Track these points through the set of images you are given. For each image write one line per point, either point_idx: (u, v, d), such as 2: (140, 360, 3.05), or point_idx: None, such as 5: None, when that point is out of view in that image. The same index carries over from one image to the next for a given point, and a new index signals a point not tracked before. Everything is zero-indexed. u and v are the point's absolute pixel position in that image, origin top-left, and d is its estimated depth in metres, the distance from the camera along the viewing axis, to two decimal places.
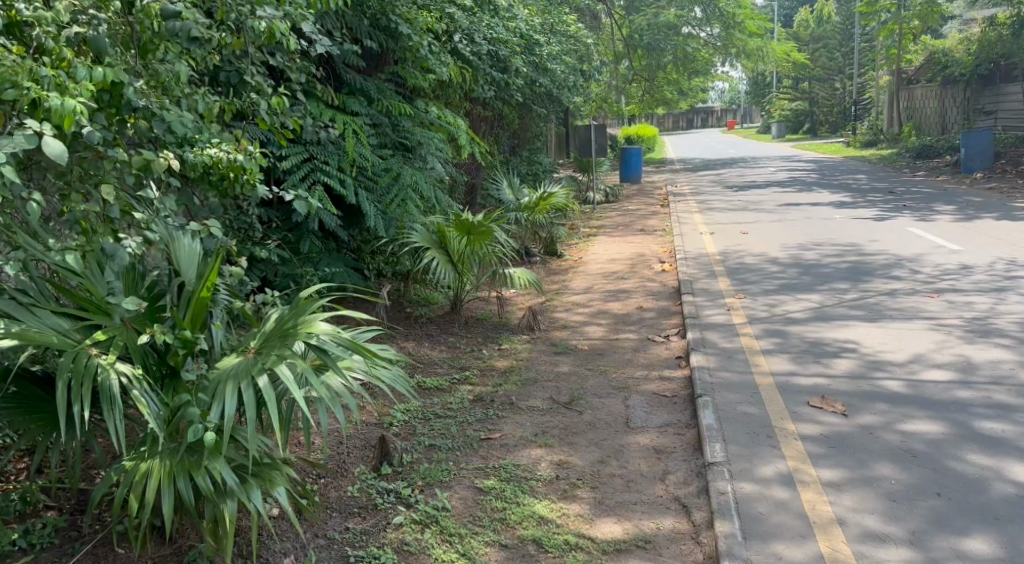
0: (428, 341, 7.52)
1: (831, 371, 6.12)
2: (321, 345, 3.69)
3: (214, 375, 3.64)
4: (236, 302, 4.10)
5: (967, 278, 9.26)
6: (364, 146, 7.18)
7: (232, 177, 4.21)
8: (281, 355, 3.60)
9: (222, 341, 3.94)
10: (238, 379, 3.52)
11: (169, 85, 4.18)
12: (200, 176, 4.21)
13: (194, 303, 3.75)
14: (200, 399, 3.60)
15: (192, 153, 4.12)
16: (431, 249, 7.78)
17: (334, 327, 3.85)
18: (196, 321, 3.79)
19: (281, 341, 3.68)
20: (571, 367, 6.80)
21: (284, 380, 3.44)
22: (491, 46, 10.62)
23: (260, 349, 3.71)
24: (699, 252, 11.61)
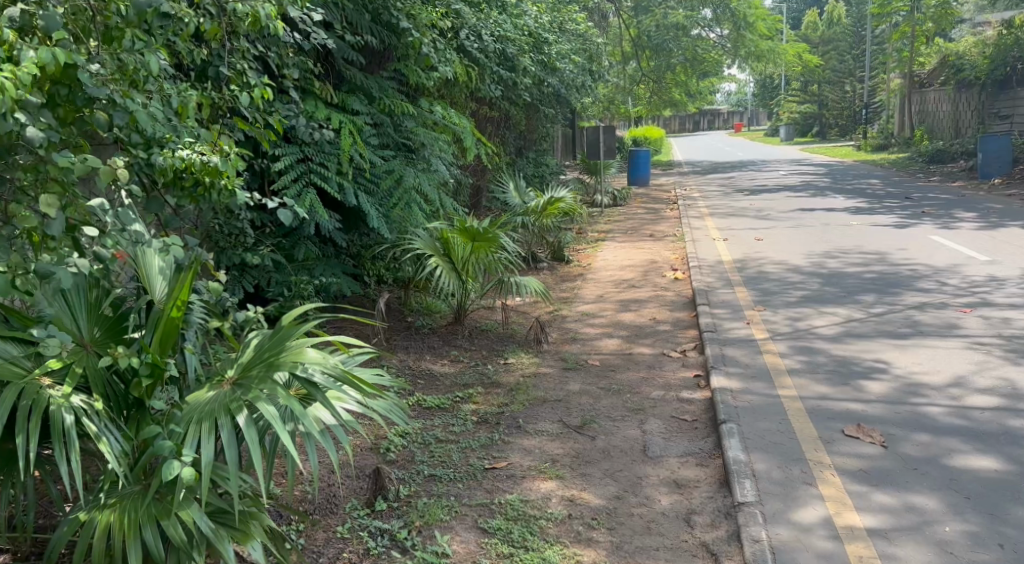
0: (430, 354, 7.08)
1: (866, 395, 5.71)
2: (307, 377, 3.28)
3: (186, 406, 3.24)
4: (212, 321, 3.68)
5: (998, 292, 8.89)
6: (362, 146, 6.72)
7: (207, 182, 3.89)
8: (263, 387, 3.19)
9: (195, 367, 3.53)
10: (213, 416, 3.12)
11: (136, 76, 3.80)
12: (169, 179, 3.89)
13: (163, 324, 3.32)
14: (171, 432, 3.19)
15: (160, 154, 3.75)
16: (435, 257, 7.33)
17: (323, 354, 3.41)
18: (166, 345, 3.34)
19: (263, 370, 3.27)
20: (581, 385, 6.36)
21: (270, 417, 3.06)
22: (499, 44, 10.22)
23: (238, 380, 3.30)
24: (714, 260, 11.17)
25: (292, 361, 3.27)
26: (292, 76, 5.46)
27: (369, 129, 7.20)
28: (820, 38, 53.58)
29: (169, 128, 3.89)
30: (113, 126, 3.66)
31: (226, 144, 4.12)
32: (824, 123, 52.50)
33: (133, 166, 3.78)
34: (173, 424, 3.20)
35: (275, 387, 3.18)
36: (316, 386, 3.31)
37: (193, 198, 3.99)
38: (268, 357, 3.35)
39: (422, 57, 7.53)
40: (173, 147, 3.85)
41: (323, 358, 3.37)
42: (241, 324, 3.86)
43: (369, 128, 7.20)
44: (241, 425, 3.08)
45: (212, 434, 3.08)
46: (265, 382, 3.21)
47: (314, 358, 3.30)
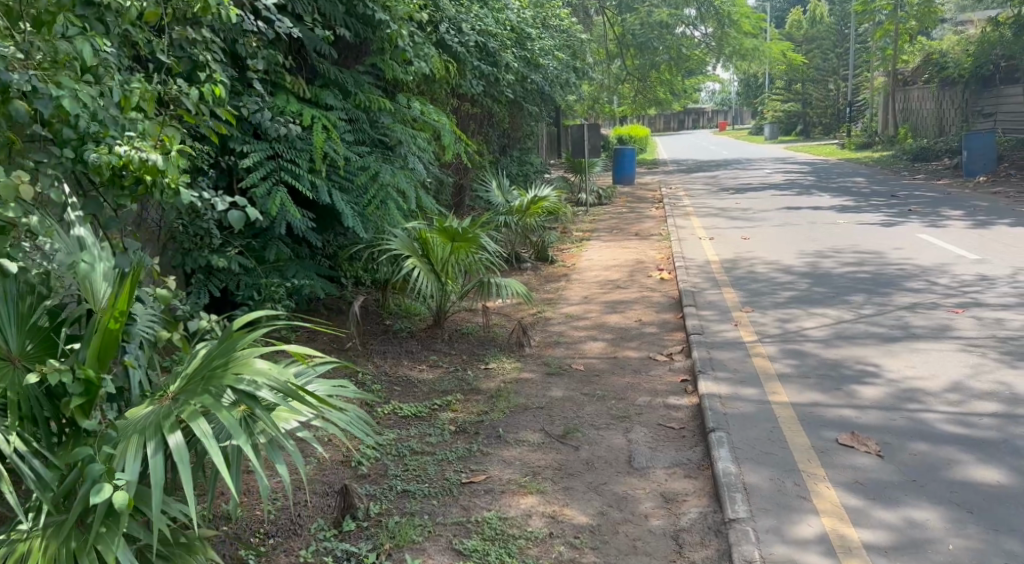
0: (407, 359, 6.82)
1: (859, 402, 5.51)
2: (251, 392, 3.03)
3: (122, 424, 3.05)
4: (161, 332, 3.45)
5: (989, 291, 8.73)
6: (337, 142, 6.46)
7: (149, 181, 3.81)
8: (200, 403, 2.98)
9: (138, 384, 3.31)
10: (144, 433, 2.92)
11: (71, 64, 3.82)
12: (108, 178, 3.79)
13: (100, 336, 3.06)
14: (104, 453, 2.98)
15: (96, 152, 3.66)
16: (413, 258, 7.10)
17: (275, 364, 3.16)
18: (103, 361, 3.10)
19: (201, 384, 3.05)
20: (564, 392, 6.11)
21: (203, 437, 2.84)
22: (480, 39, 9.99)
23: (179, 394, 3.08)
24: (700, 259, 10.97)
25: (232, 374, 3.04)
26: (256, 65, 5.69)
27: (343, 125, 6.94)
28: (804, 36, 53.64)
29: (104, 124, 3.84)
30: (36, 117, 3.64)
31: (169, 139, 4.12)
32: (808, 122, 52.57)
33: (65, 162, 3.72)
34: (105, 445, 3.00)
35: (212, 403, 2.97)
36: (259, 401, 3.08)
37: (134, 200, 3.90)
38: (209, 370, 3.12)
39: (399, 52, 7.33)
40: (109, 141, 3.78)
41: (270, 371, 3.11)
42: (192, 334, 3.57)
43: (344, 125, 6.94)
44: (172, 447, 2.86)
45: (142, 453, 2.88)
46: (201, 397, 3.00)
47: (260, 370, 3.06)
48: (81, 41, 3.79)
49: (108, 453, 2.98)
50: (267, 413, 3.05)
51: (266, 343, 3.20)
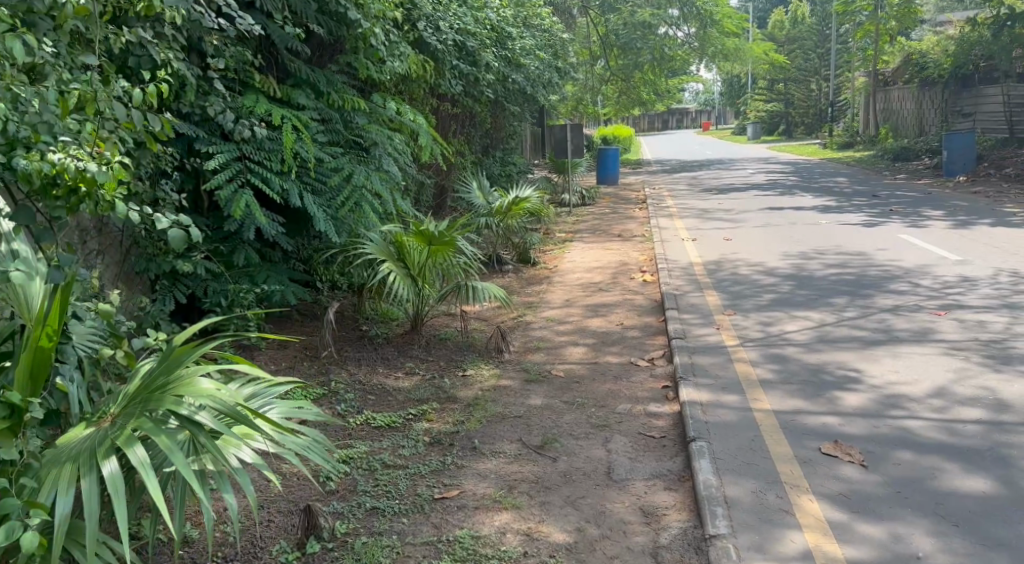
0: (382, 366, 6.67)
1: (843, 408, 5.40)
2: (190, 417, 3.11)
3: (54, 452, 3.08)
4: (96, 352, 3.60)
5: (972, 293, 8.66)
6: (307, 142, 6.29)
7: (83, 193, 3.81)
8: (137, 429, 3.06)
9: (76, 405, 3.40)
10: (77, 461, 2.97)
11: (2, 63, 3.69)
12: (40, 188, 3.72)
13: (31, 357, 3.16)
14: (32, 482, 3.00)
15: (26, 160, 3.64)
16: (388, 262, 6.95)
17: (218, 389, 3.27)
18: (33, 381, 3.19)
19: (142, 406, 3.16)
20: (542, 399, 5.98)
21: (138, 466, 2.90)
22: (459, 37, 9.85)
23: (117, 417, 3.17)
24: (683, 261, 10.85)
25: (173, 398, 3.14)
26: (218, 64, 5.67)
27: (315, 125, 6.79)
28: (786, 36, 53.74)
29: (38, 129, 3.78)
30: None
31: (107, 153, 4.09)
32: (791, 121, 52.68)
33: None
34: (34, 474, 3.02)
35: (149, 428, 3.04)
36: (200, 425, 3.14)
37: (69, 211, 3.84)
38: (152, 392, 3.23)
39: (372, 51, 7.21)
40: (42, 149, 3.75)
41: (214, 393, 3.22)
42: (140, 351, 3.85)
43: (316, 124, 6.79)
44: (106, 475, 2.91)
45: (73, 483, 2.91)
46: (138, 421, 3.07)
47: (202, 392, 3.18)
48: (9, 36, 3.62)
49: (30, 486, 2.96)
50: (208, 437, 3.12)
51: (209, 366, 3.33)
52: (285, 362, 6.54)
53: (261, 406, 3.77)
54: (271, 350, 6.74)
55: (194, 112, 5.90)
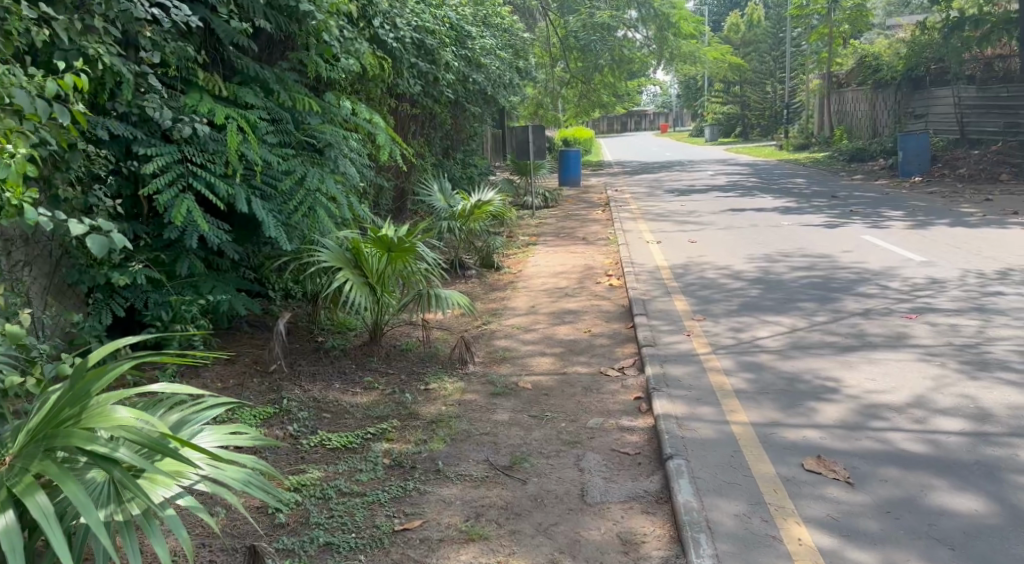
0: (338, 381, 6.33)
1: (823, 420, 5.17)
2: (103, 453, 3.02)
3: None
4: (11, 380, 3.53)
5: (941, 295, 8.53)
6: (253, 143, 5.97)
7: None
8: (40, 472, 2.98)
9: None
10: None
11: None
12: None
13: None
14: None
15: None
16: (344, 270, 6.61)
17: (139, 415, 3.19)
18: None
19: (48, 443, 3.08)
20: (510, 415, 5.69)
21: (40, 515, 2.84)
22: (417, 35, 9.56)
23: (23, 453, 3.11)
24: (649, 265, 10.63)
25: (83, 434, 3.04)
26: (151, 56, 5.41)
27: (264, 126, 6.46)
28: (741, 39, 54.10)
29: None
30: None
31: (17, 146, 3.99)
32: (747, 123, 53.03)
33: None
34: None
35: (53, 473, 2.95)
36: (116, 460, 3.05)
37: None
38: (59, 426, 3.15)
39: (325, 47, 7.00)
40: None
41: (130, 425, 3.13)
42: (50, 378, 3.83)
43: (265, 125, 6.46)
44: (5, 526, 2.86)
45: None
46: (43, 466, 2.99)
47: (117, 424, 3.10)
48: None
49: None
50: (126, 474, 3.04)
51: (128, 391, 3.23)
52: (232, 380, 6.17)
53: (193, 432, 3.65)
54: (218, 367, 6.36)
55: (130, 111, 5.56)
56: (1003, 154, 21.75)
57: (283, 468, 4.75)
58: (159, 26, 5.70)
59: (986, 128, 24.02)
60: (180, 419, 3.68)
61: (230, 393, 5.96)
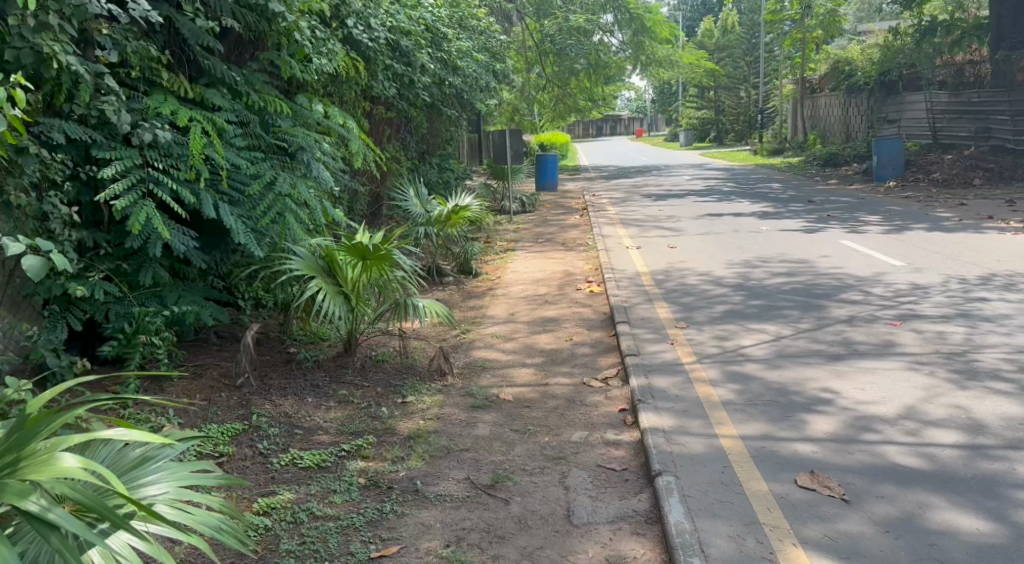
0: (311, 395, 6.14)
1: (815, 433, 5.00)
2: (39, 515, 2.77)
3: None
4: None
5: (925, 301, 8.42)
6: (218, 147, 5.84)
7: None
8: None
9: None
10: None
11: None
12: None
13: None
14: None
15: None
16: (317, 278, 6.40)
17: (88, 466, 2.92)
18: None
19: None
20: (490, 429, 5.54)
21: None
22: (391, 36, 9.39)
23: None
24: (629, 271, 10.48)
25: (19, 489, 2.79)
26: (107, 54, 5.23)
27: (232, 129, 6.32)
28: (715, 45, 54.31)
29: None
30: None
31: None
32: (722, 128, 53.20)
33: None
34: None
35: None
36: (56, 525, 2.77)
37: None
38: None
39: (295, 46, 7.05)
40: None
41: (74, 481, 2.87)
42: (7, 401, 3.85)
43: (232, 128, 6.33)
44: None
45: None
46: None
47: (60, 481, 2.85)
48: None
49: None
50: (66, 541, 2.76)
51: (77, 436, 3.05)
52: (198, 395, 5.95)
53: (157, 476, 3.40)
54: (183, 381, 6.11)
55: (88, 113, 5.39)
56: (976, 158, 21.83)
57: (253, 488, 4.56)
58: (117, 26, 5.65)
59: (958, 133, 24.08)
60: (141, 455, 3.53)
61: (196, 408, 5.75)
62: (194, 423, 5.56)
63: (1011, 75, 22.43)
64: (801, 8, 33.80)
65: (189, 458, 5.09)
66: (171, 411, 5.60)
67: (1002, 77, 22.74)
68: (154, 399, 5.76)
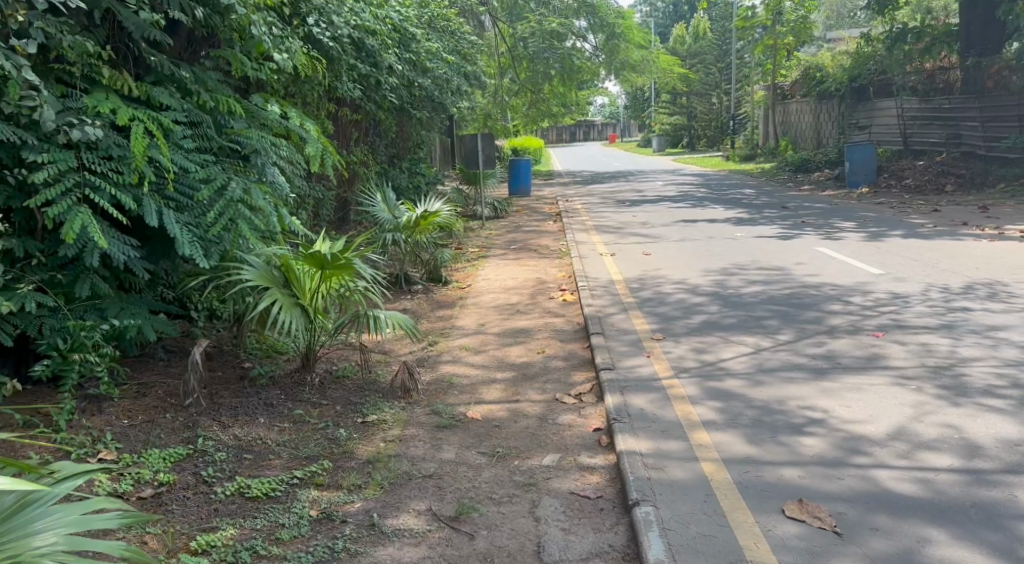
0: (265, 415, 5.89)
1: (802, 456, 4.67)
2: None
3: None
4: None
5: (906, 308, 8.12)
6: (161, 149, 5.59)
7: None
8: None
9: None
10: None
11: None
12: None
13: None
14: None
15: None
16: (272, 289, 6.07)
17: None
18: None
19: None
20: (456, 453, 5.23)
21: None
22: (356, 36, 9.07)
23: None
24: (604, 279, 10.16)
25: None
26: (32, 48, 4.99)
27: (179, 129, 6.04)
28: (688, 51, 54.33)
29: None
30: None
31: None
32: (694, 134, 53.22)
33: None
34: None
35: None
36: None
37: None
38: None
39: (252, 42, 6.85)
40: None
41: None
42: None
43: (180, 129, 6.06)
44: None
45: None
46: None
47: None
48: None
49: None
50: None
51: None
52: (140, 415, 5.70)
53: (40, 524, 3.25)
54: (123, 399, 5.84)
55: (18, 113, 5.13)
56: (947, 164, 21.78)
57: (193, 523, 4.43)
58: (52, 19, 5.39)
59: (929, 139, 24.01)
60: (19, 502, 3.34)
61: (137, 431, 5.52)
62: (134, 448, 5.32)
63: (981, 81, 22.39)
64: (772, 15, 33.79)
65: (126, 487, 4.85)
66: (108, 434, 5.36)
67: (972, 83, 22.70)
68: (91, 421, 5.52)
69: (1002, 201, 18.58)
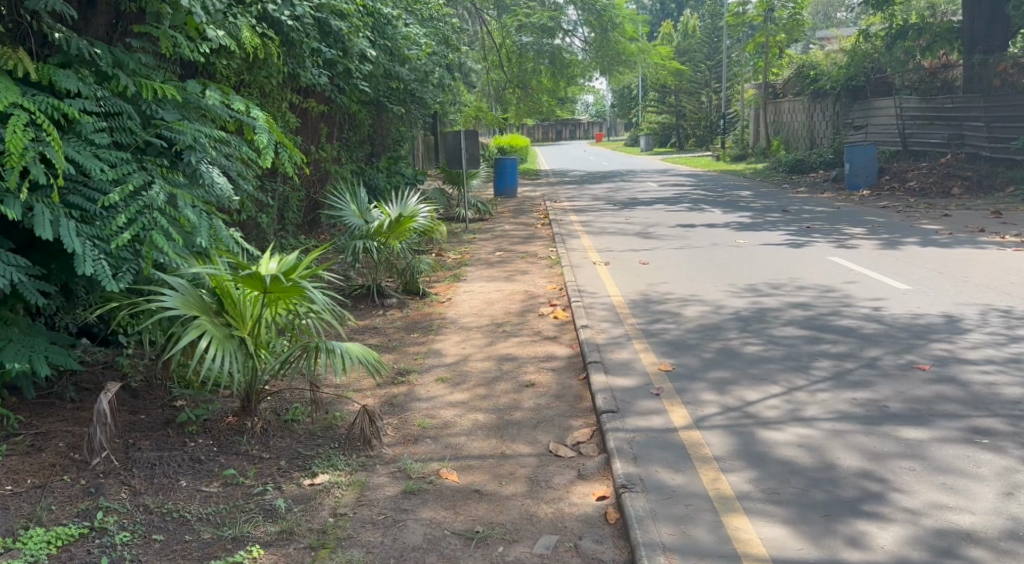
0: (186, 474, 4.75)
1: (879, 558, 3.59)
2: None
3: None
4: None
5: (953, 331, 6.93)
6: (50, 146, 4.47)
7: None
8: None
9: None
10: None
11: None
12: None
13: None
14: None
15: None
16: (200, 319, 4.93)
17: None
18: None
19: None
20: (424, 534, 4.11)
21: None
22: (319, 14, 7.99)
23: None
24: (600, 295, 9.03)
25: None
26: None
27: (88, 121, 4.94)
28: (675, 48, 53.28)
29: None
30: None
31: None
32: (682, 133, 52.11)
33: None
34: None
35: None
36: None
37: None
38: None
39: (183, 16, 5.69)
40: None
41: None
42: None
43: (90, 120, 4.95)
44: None
45: None
46: None
47: None
48: None
49: None
50: None
51: None
52: (29, 479, 4.56)
53: None
54: (11, 459, 4.72)
55: None
56: (952, 166, 20.72)
57: None
58: None
59: (930, 139, 22.85)
60: None
61: (20, 501, 4.37)
62: (13, 526, 4.16)
63: (986, 78, 21.25)
64: (765, 11, 32.71)
65: None
66: None
67: (977, 81, 21.52)
68: None
69: (1013, 205, 17.55)
